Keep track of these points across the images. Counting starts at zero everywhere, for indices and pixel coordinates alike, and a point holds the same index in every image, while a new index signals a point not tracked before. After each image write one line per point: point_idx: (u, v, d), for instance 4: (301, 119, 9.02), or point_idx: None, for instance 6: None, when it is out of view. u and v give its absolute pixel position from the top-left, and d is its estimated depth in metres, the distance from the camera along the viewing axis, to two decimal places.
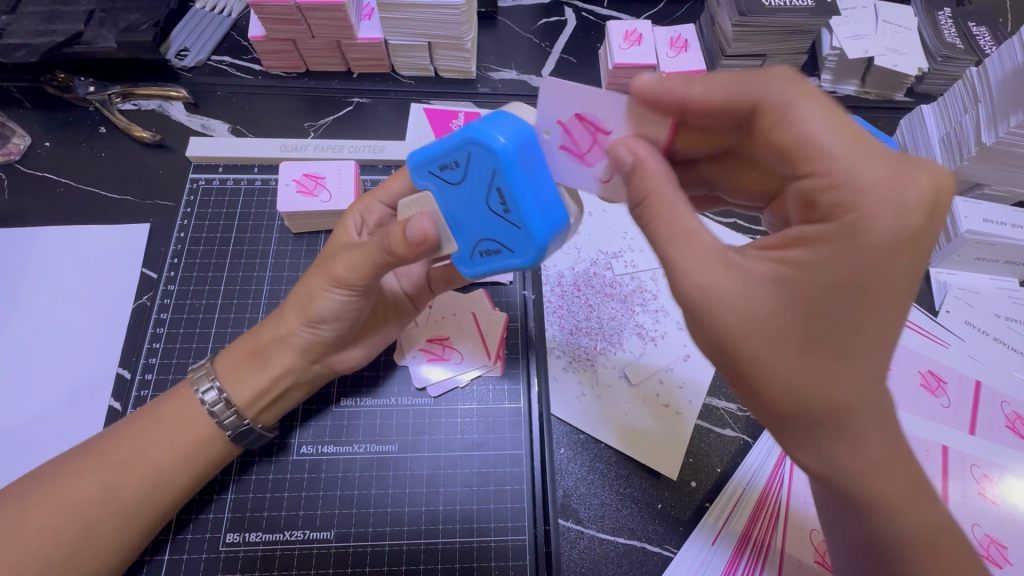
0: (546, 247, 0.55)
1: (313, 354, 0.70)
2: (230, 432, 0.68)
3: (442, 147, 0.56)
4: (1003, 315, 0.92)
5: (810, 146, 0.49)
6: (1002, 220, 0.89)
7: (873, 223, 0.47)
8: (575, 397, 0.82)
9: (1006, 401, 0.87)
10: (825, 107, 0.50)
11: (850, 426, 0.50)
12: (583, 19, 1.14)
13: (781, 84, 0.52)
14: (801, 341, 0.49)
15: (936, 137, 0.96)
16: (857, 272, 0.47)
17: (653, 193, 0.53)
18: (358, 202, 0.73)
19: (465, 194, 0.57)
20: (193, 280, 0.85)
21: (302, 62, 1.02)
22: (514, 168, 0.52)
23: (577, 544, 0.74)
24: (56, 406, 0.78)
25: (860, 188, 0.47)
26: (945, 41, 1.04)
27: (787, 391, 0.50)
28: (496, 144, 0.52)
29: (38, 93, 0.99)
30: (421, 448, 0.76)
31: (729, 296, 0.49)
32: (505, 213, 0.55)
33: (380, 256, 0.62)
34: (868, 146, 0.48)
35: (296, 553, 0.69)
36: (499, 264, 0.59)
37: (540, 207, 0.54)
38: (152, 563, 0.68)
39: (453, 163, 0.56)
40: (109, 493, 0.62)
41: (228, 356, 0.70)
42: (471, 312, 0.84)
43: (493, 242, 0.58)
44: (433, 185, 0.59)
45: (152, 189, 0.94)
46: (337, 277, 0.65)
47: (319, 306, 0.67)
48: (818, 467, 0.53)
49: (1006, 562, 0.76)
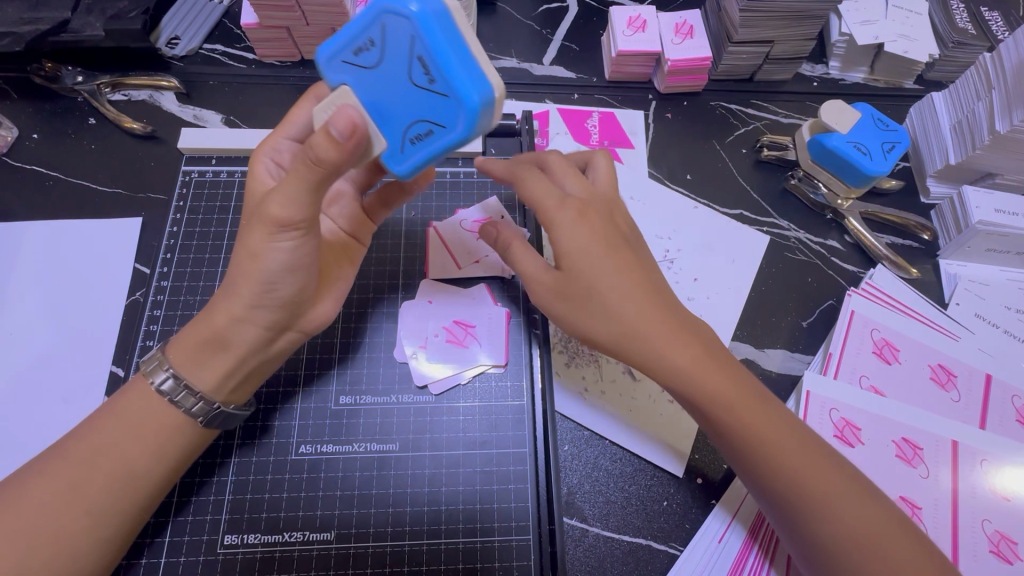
0: (479, 114, 0.51)
1: (278, 325, 0.67)
2: (202, 418, 0.66)
3: (357, 28, 0.53)
4: (1014, 307, 0.90)
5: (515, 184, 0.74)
6: (1016, 210, 0.87)
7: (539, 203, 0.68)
8: (581, 393, 0.81)
9: (1017, 394, 0.85)
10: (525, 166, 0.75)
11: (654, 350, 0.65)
12: (585, 4, 1.11)
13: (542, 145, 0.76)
14: (621, 278, 0.65)
15: (947, 125, 0.94)
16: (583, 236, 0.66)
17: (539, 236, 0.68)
18: (262, 147, 0.71)
19: (385, 78, 0.54)
20: (187, 275, 0.83)
21: (297, 50, 0.99)
22: (429, 30, 0.49)
23: (582, 542, 0.73)
24: (47, 406, 0.77)
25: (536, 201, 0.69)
26: (957, 26, 1.02)
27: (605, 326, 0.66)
28: (408, 10, 0.49)
29: (24, 83, 0.96)
30: (422, 447, 0.75)
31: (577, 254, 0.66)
32: (428, 84, 0.52)
33: (305, 170, 0.56)
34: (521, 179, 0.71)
35: (296, 555, 0.68)
36: (434, 148, 0.56)
37: (464, 70, 0.50)
38: (148, 566, 0.67)
39: (368, 42, 0.53)
40: (83, 491, 0.60)
41: (180, 342, 0.66)
42: (469, 307, 0.82)
43: (425, 124, 0.55)
44: (350, 77, 0.56)
45: (143, 182, 0.91)
46: (279, 221, 0.59)
47: (266, 263, 0.62)
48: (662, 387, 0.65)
49: (1016, 558, 0.75)
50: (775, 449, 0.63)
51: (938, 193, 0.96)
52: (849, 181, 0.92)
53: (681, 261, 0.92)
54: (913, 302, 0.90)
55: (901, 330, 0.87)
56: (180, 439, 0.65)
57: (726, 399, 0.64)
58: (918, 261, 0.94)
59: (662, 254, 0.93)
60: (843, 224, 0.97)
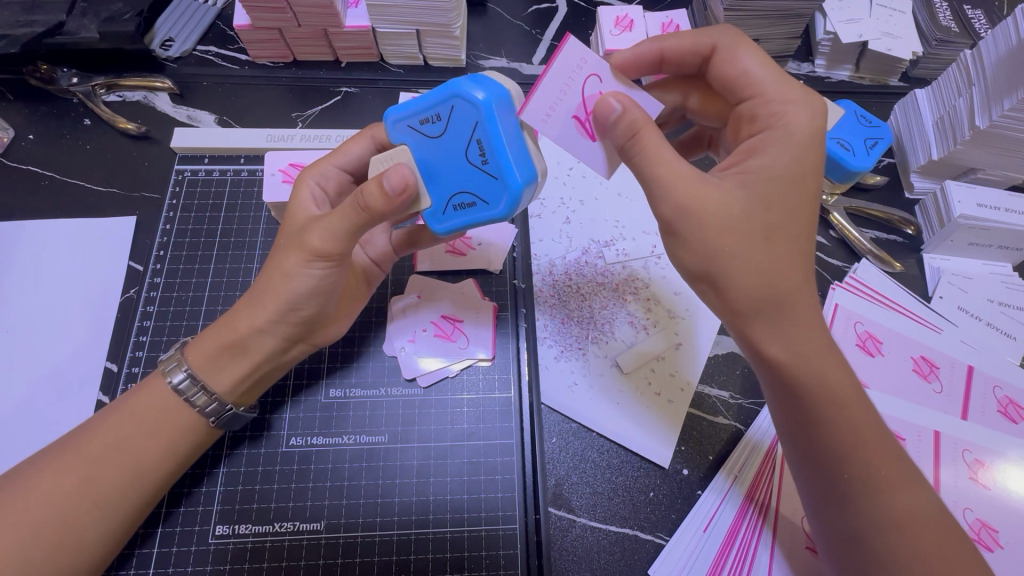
0: (519, 196, 0.60)
1: (292, 339, 0.69)
2: (213, 418, 0.68)
3: (427, 101, 0.60)
4: (997, 300, 0.92)
5: (748, 78, 0.63)
6: (997, 204, 0.88)
7: (788, 128, 0.60)
8: (568, 386, 0.82)
9: (998, 385, 0.86)
10: (760, 54, 0.63)
11: (799, 313, 0.60)
12: (573, 5, 1.13)
13: (729, 34, 0.64)
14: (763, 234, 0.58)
15: (930, 121, 0.95)
16: (774, 173, 0.58)
17: (642, 129, 0.57)
18: (309, 171, 0.73)
19: (444, 149, 0.61)
20: (180, 272, 0.84)
21: (289, 51, 1.01)
22: (492, 119, 0.57)
23: (569, 533, 0.74)
24: (42, 401, 0.78)
25: (781, 104, 0.61)
26: (940, 24, 1.03)
27: (758, 284, 0.58)
28: (476, 99, 0.57)
29: (19, 85, 0.98)
30: (411, 439, 0.76)
31: (714, 200, 0.57)
32: (481, 163, 0.60)
33: (354, 217, 0.62)
34: (789, 89, 0.61)
35: (287, 545, 0.69)
36: (471, 217, 0.63)
37: (515, 159, 0.59)
38: (140, 557, 0.68)
39: (435, 116, 0.60)
40: (84, 485, 0.62)
41: (200, 345, 0.68)
42: (458, 303, 0.84)
43: (469, 194, 0.62)
44: (412, 139, 0.63)
45: (137, 181, 0.93)
46: (315, 251, 0.64)
47: (295, 286, 0.65)
48: (780, 354, 0.61)
49: (997, 546, 0.76)
50: (854, 443, 0.60)
51: (922, 188, 0.98)
52: (833, 177, 0.93)
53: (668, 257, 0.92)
54: (897, 296, 0.91)
55: (884, 323, 0.89)
56: (190, 436, 0.67)
57: (831, 380, 0.60)
58: (902, 255, 0.96)
59: (650, 249, 0.93)
60: (828, 219, 0.98)
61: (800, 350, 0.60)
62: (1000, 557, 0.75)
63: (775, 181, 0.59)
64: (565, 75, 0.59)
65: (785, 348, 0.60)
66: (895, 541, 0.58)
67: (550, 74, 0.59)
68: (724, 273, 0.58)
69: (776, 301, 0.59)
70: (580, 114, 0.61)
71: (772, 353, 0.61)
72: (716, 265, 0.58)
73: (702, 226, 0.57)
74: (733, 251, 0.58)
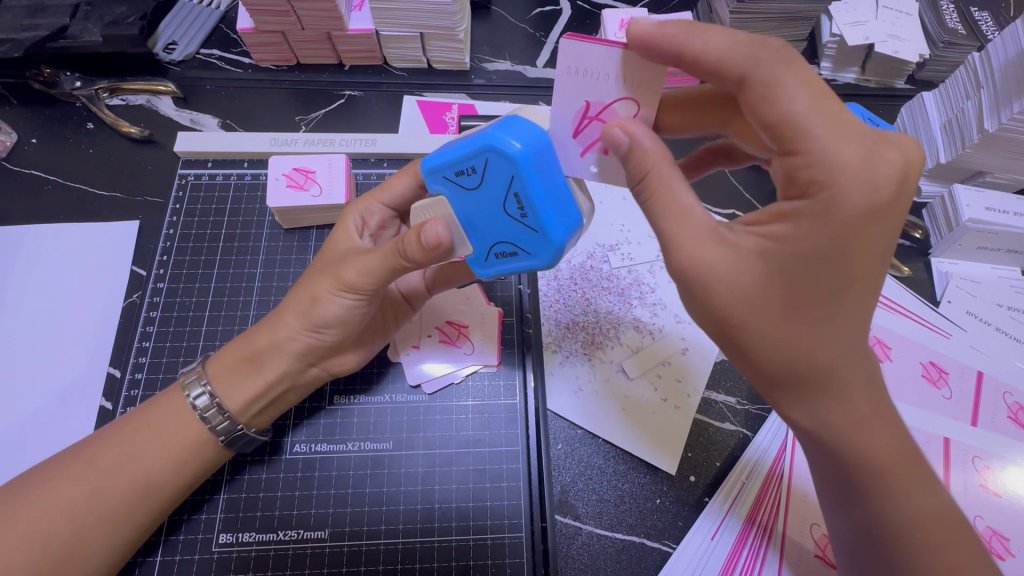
0: (563, 247, 0.58)
1: (308, 358, 0.69)
2: (224, 438, 0.67)
3: (460, 154, 0.57)
4: (1006, 304, 0.91)
5: (792, 126, 0.48)
6: (1006, 208, 0.87)
7: (848, 198, 0.48)
8: (573, 391, 0.81)
9: (1008, 391, 0.85)
10: (812, 86, 0.48)
11: (833, 384, 0.55)
12: (578, 7, 1.12)
13: (773, 59, 0.49)
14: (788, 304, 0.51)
15: (937, 124, 0.94)
16: (826, 243, 0.50)
17: (652, 171, 0.53)
18: (356, 203, 0.73)
19: (482, 202, 0.58)
20: (183, 277, 0.84)
21: (292, 55, 1.01)
22: (531, 174, 0.54)
23: (575, 540, 0.73)
24: (44, 406, 0.77)
25: (836, 165, 0.48)
26: (947, 26, 1.02)
27: (780, 356, 0.54)
28: (513, 151, 0.54)
29: (23, 89, 0.97)
30: (415, 446, 0.75)
31: (720, 269, 0.51)
32: (520, 217, 0.57)
33: (392, 261, 0.62)
34: (847, 125, 0.48)
35: (291, 553, 0.69)
36: (514, 266, 0.61)
37: (555, 211, 0.56)
38: (144, 565, 0.67)
39: (468, 169, 0.57)
40: (96, 498, 0.61)
41: (220, 360, 0.69)
42: (470, 313, 0.83)
43: (510, 244, 0.60)
44: (449, 191, 0.60)
45: (140, 184, 0.92)
46: (348, 282, 0.65)
47: (322, 311, 0.66)
48: (805, 420, 0.57)
49: (1008, 554, 0.75)
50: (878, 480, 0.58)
51: (930, 191, 0.97)
52: None
53: None
54: (904, 300, 0.90)
55: (891, 329, 0.88)
56: (201, 454, 0.66)
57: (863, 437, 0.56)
58: (910, 259, 0.95)
59: (656, 253, 0.92)
60: None
61: (822, 420, 0.56)
62: (1012, 565, 0.74)
63: (807, 260, 0.50)
64: (579, 60, 0.53)
65: (806, 416, 0.57)
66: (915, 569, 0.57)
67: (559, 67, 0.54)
68: (743, 340, 0.54)
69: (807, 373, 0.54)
70: (585, 114, 0.56)
71: (793, 417, 0.58)
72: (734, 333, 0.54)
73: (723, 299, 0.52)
74: (749, 318, 0.52)
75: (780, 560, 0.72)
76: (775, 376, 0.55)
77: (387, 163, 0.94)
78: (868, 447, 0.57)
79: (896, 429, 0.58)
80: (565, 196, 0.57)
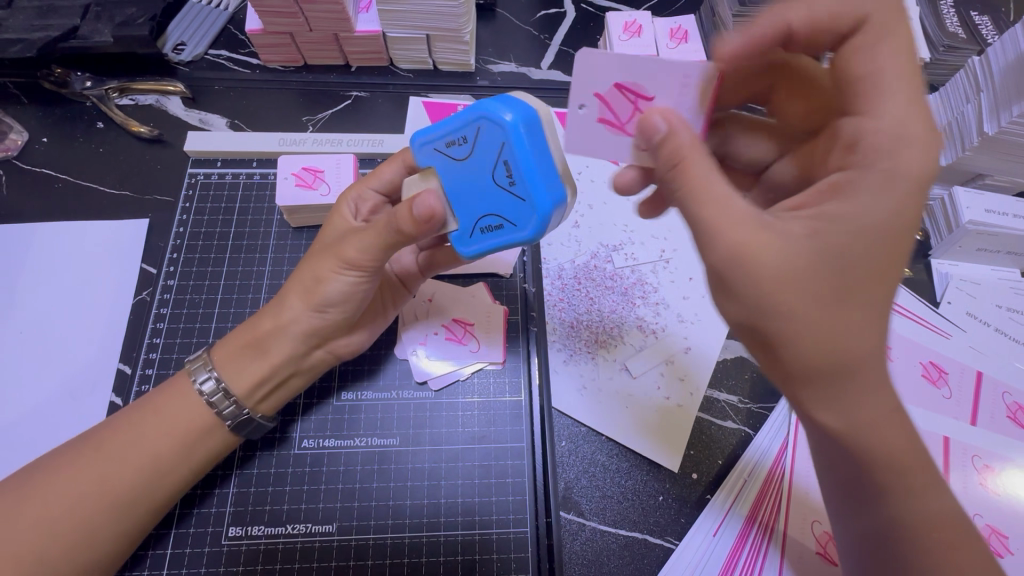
0: (547, 220, 0.58)
1: (314, 338, 0.70)
2: (230, 423, 0.68)
3: (453, 125, 0.59)
4: (1005, 306, 0.92)
5: (870, 79, 0.55)
6: (1005, 210, 0.88)
7: (904, 168, 0.52)
8: (576, 388, 0.82)
9: (1007, 391, 0.86)
10: (898, 53, 0.55)
11: (865, 382, 0.53)
12: (582, 10, 1.14)
13: (885, 5, 0.55)
14: (833, 293, 0.51)
15: (938, 127, 0.95)
16: (876, 220, 0.52)
17: (688, 158, 0.53)
18: (349, 192, 0.75)
19: (470, 171, 0.60)
20: (192, 274, 0.85)
21: (300, 56, 1.02)
22: (520, 142, 0.56)
23: (579, 536, 0.74)
24: (55, 401, 0.78)
25: (894, 136, 0.53)
26: (947, 31, 1.04)
27: (818, 351, 0.52)
28: (505, 120, 0.55)
29: (34, 88, 0.99)
30: (421, 442, 0.76)
31: (768, 253, 0.50)
32: (508, 186, 0.58)
33: (387, 236, 0.63)
34: (910, 101, 0.54)
35: (298, 546, 0.70)
36: (499, 240, 0.62)
37: (543, 180, 0.57)
38: (154, 557, 0.68)
39: (461, 138, 0.59)
40: (107, 486, 0.62)
41: (225, 345, 0.70)
42: (473, 306, 0.84)
43: (496, 217, 0.61)
44: (440, 162, 0.62)
45: (149, 183, 0.93)
46: (349, 260, 0.66)
47: (326, 290, 0.68)
48: (836, 424, 0.55)
49: (1007, 552, 0.76)
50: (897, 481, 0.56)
51: (930, 194, 0.98)
52: None
53: (676, 262, 0.93)
54: (905, 301, 0.91)
55: (891, 328, 0.89)
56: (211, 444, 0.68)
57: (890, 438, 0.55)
58: (911, 260, 0.96)
59: (659, 253, 0.93)
60: None
61: (857, 422, 0.54)
62: (1011, 563, 0.75)
63: (857, 237, 0.51)
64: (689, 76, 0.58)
65: (837, 419, 0.54)
66: (924, 548, 0.56)
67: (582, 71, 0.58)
68: (779, 335, 0.52)
69: (844, 369, 0.52)
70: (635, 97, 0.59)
71: (821, 420, 0.55)
72: (774, 325, 0.52)
73: (775, 287, 0.50)
74: (792, 303, 0.51)
75: (781, 558, 0.73)
76: (805, 373, 0.53)
77: None
78: (897, 447, 0.55)
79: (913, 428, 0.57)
80: (553, 170, 0.58)
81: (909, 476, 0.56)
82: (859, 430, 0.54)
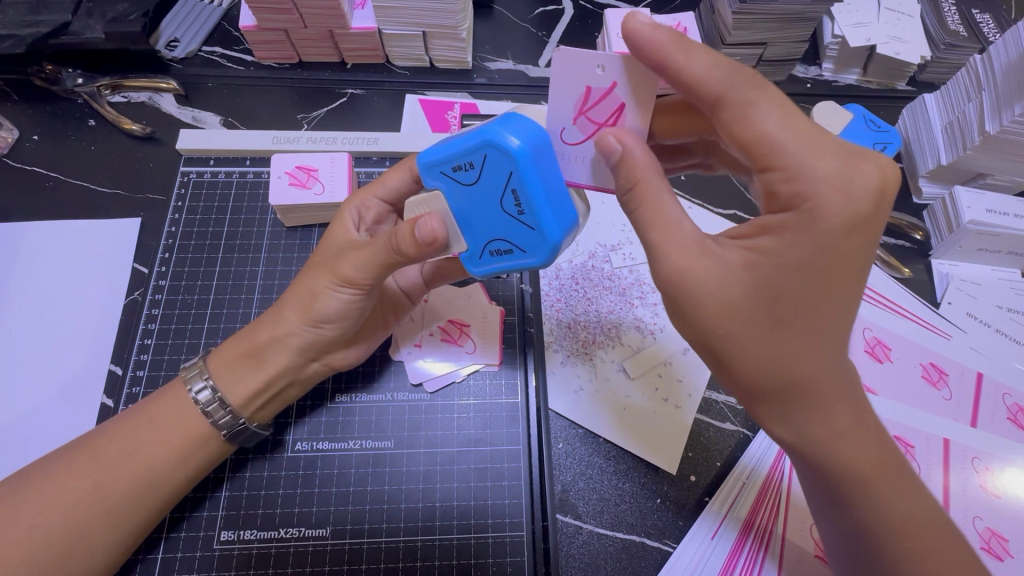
0: (559, 247, 0.58)
1: (309, 353, 0.70)
2: (225, 432, 0.67)
3: (458, 149, 0.56)
4: (1006, 306, 0.91)
5: (765, 143, 0.51)
6: (1006, 210, 0.88)
7: (829, 208, 0.50)
8: (574, 390, 0.81)
9: (1008, 392, 0.86)
10: (783, 107, 0.51)
11: (817, 398, 0.56)
12: (580, 7, 1.12)
13: (746, 84, 0.52)
14: (768, 320, 0.53)
15: (938, 126, 0.94)
16: (816, 257, 0.51)
17: (641, 181, 0.54)
18: (353, 198, 0.72)
19: (478, 197, 0.58)
20: (185, 275, 0.84)
21: (294, 53, 1.00)
22: (527, 170, 0.54)
23: (575, 539, 0.73)
24: (46, 403, 0.77)
25: (815, 179, 0.50)
26: (948, 28, 1.03)
27: (760, 371, 0.55)
28: (511, 147, 0.54)
29: (24, 85, 0.97)
30: (417, 445, 0.75)
31: (702, 281, 0.52)
32: (518, 213, 0.57)
33: (384, 256, 0.63)
34: (823, 140, 0.51)
35: (292, 550, 0.69)
36: (509, 264, 0.61)
37: (554, 208, 0.56)
38: (145, 562, 0.67)
39: (467, 164, 0.57)
40: (100, 492, 0.62)
41: (222, 354, 0.69)
42: (467, 308, 0.83)
43: (506, 242, 0.60)
44: (445, 186, 0.60)
45: (142, 182, 0.92)
46: (345, 277, 0.65)
47: (322, 306, 0.67)
48: (788, 433, 0.58)
49: (1007, 555, 0.75)
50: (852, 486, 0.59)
51: (931, 193, 0.97)
52: None
53: None
54: (905, 302, 0.91)
55: (891, 329, 0.88)
56: (205, 450, 0.67)
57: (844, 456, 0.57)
58: (911, 260, 0.95)
59: None
60: None
61: (807, 434, 0.57)
62: (1010, 566, 0.75)
63: (798, 270, 0.52)
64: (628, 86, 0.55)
65: (789, 431, 0.58)
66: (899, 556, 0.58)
67: (552, 72, 0.55)
68: (723, 356, 0.55)
69: (788, 387, 0.55)
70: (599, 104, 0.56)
71: (774, 431, 0.59)
72: (714, 345, 0.55)
73: (706, 313, 0.53)
74: (728, 330, 0.53)
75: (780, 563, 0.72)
76: (751, 391, 0.57)
77: (389, 161, 0.93)
78: (853, 462, 0.57)
79: (876, 441, 0.58)
80: (562, 196, 0.57)
81: (875, 483, 0.58)
82: (814, 443, 0.57)
